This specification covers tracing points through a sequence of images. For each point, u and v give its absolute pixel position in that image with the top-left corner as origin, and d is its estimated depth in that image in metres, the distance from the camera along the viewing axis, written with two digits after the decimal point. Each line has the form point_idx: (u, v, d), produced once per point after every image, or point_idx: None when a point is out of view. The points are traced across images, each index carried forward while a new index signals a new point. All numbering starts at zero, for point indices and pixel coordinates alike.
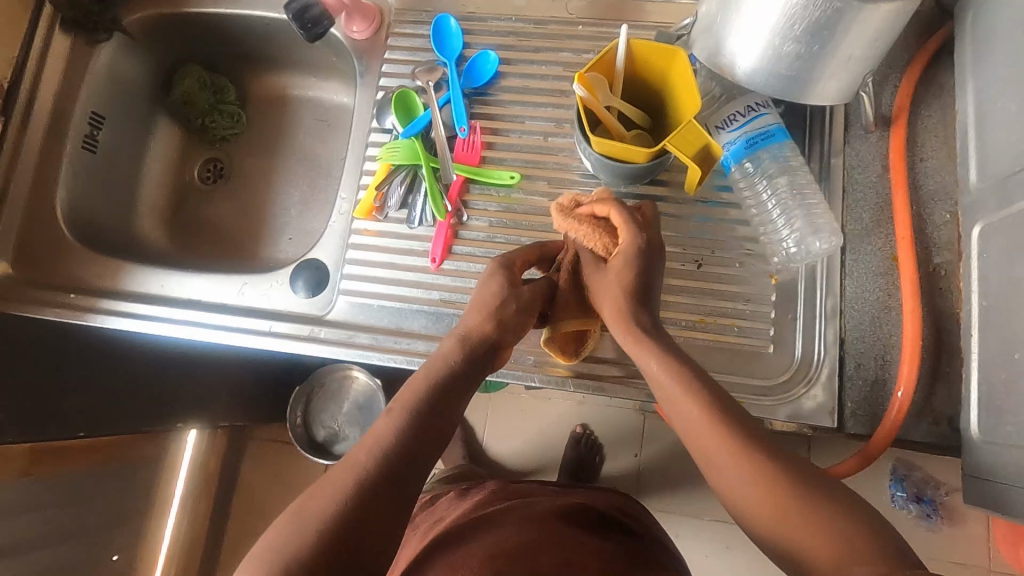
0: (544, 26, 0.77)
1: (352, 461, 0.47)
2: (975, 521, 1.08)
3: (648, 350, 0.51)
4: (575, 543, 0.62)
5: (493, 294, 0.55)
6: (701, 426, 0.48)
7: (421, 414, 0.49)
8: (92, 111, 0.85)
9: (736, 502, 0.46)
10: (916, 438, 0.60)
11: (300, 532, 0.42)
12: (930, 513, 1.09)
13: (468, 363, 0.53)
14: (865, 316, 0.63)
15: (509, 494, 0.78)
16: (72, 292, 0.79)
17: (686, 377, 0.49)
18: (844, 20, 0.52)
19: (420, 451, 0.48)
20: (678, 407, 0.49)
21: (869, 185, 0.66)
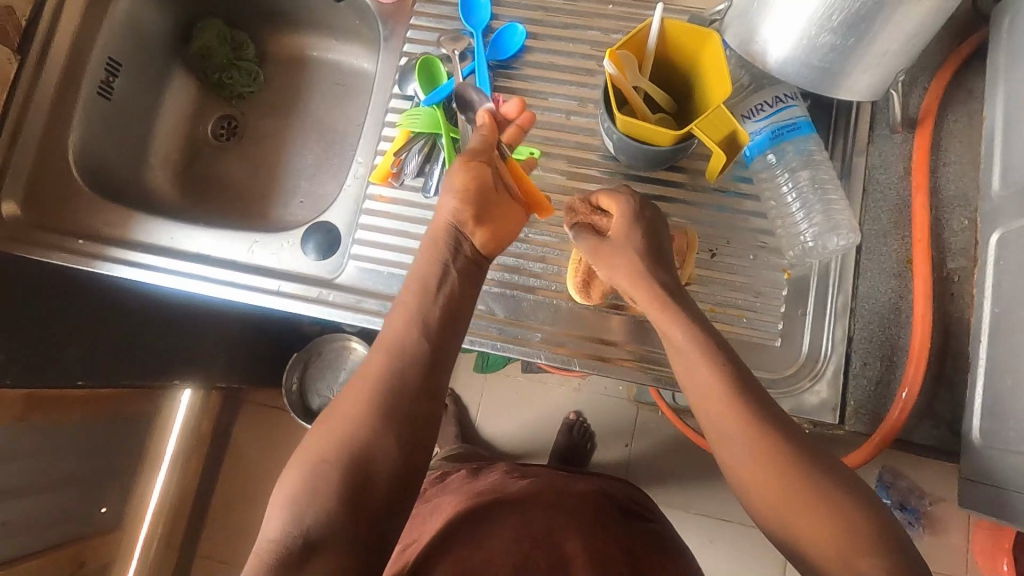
0: (573, 3, 0.76)
1: (365, 373, 0.52)
2: (957, 532, 1.09)
3: (678, 323, 0.53)
4: (597, 529, 0.64)
5: (456, 173, 0.59)
6: (723, 404, 0.49)
7: (418, 317, 0.54)
8: (110, 57, 0.83)
9: (742, 487, 0.48)
10: (916, 439, 0.60)
11: (328, 450, 0.48)
12: (913, 521, 1.10)
13: (452, 252, 0.57)
14: (874, 317, 0.63)
15: (521, 473, 0.79)
16: (80, 238, 0.78)
17: (713, 351, 0.51)
18: (882, 13, 0.52)
19: (419, 370, 0.52)
20: (711, 396, 0.50)
21: (889, 186, 0.66)
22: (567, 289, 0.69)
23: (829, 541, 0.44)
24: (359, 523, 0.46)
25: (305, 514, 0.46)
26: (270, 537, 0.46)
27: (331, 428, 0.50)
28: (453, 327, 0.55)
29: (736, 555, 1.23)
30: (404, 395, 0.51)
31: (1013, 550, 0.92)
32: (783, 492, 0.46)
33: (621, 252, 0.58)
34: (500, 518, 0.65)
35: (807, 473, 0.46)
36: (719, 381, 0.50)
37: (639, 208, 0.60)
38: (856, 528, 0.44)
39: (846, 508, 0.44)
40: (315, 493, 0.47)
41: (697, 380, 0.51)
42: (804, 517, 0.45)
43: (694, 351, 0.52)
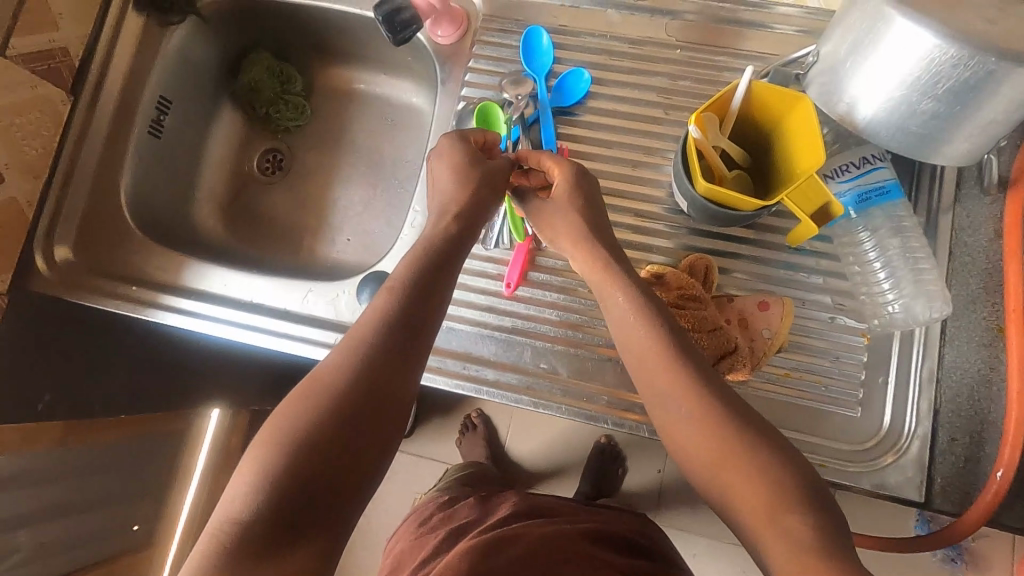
0: (638, 46, 0.73)
1: (343, 345, 0.51)
2: (1001, 570, 1.06)
3: (619, 288, 0.57)
4: (602, 562, 0.63)
5: (449, 157, 0.63)
6: (654, 359, 0.53)
7: (402, 289, 0.53)
8: (161, 95, 0.82)
9: (679, 449, 0.51)
10: (1010, 522, 0.57)
11: (301, 425, 0.46)
12: (955, 557, 1.07)
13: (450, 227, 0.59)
14: (963, 389, 0.60)
15: (531, 506, 0.78)
16: (132, 284, 0.77)
17: (646, 310, 0.55)
18: (995, 83, 0.49)
19: (398, 339, 0.51)
20: (644, 353, 0.54)
21: (978, 250, 0.63)
22: None
23: (760, 500, 0.46)
24: (323, 501, 0.44)
25: (268, 484, 0.44)
26: (231, 515, 0.43)
27: (302, 395, 0.48)
28: (436, 299, 0.54)
29: None
30: (382, 367, 0.50)
31: None
32: (716, 449, 0.48)
33: (557, 213, 0.62)
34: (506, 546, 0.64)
35: (737, 439, 0.48)
36: (653, 339, 0.53)
37: (578, 175, 0.62)
38: (786, 487, 0.45)
39: (778, 469, 0.46)
40: (282, 470, 0.44)
41: (633, 339, 0.54)
42: (735, 475, 0.47)
43: (635, 313, 0.55)
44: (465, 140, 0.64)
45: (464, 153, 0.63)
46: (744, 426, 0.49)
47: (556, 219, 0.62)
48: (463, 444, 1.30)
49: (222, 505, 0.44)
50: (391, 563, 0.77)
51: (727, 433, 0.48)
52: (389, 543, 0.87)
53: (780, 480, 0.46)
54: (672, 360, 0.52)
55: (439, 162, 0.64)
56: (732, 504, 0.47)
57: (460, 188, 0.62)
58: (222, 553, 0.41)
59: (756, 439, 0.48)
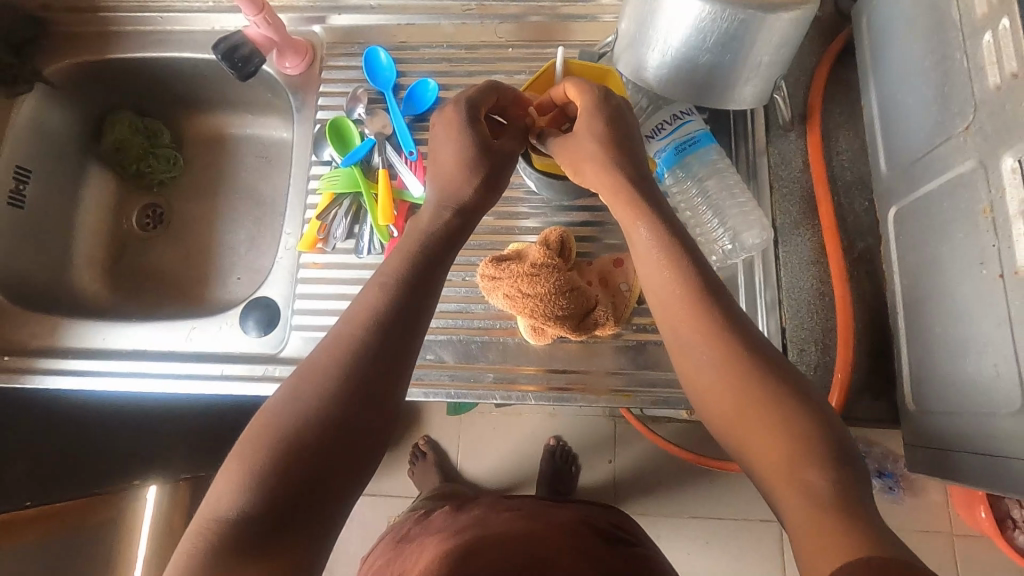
0: (475, 51, 0.79)
1: (334, 342, 0.48)
2: (935, 490, 1.15)
3: (643, 220, 0.54)
4: (582, 551, 0.64)
5: (447, 121, 0.59)
6: (680, 299, 0.51)
7: (397, 281, 0.51)
8: (17, 165, 0.82)
9: (707, 406, 0.48)
10: (860, 414, 0.63)
11: (293, 424, 0.44)
12: (893, 486, 1.14)
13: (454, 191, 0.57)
14: (802, 305, 0.67)
15: (503, 506, 0.79)
16: (6, 354, 0.75)
17: (676, 253, 0.52)
18: (750, 30, 0.56)
19: (394, 337, 0.49)
20: (668, 308, 0.51)
21: (793, 180, 0.70)
22: (510, 326, 0.70)
23: (789, 463, 0.43)
24: (314, 501, 0.42)
25: (256, 479, 0.42)
26: (219, 515, 0.41)
27: (293, 390, 0.46)
28: (428, 290, 0.52)
29: (738, 553, 1.23)
30: (376, 358, 0.48)
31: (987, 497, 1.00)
32: (729, 382, 0.47)
33: (584, 142, 0.57)
34: (489, 544, 0.64)
35: (770, 399, 0.45)
36: (676, 279, 0.51)
37: (604, 95, 0.58)
38: (808, 443, 0.43)
39: (801, 425, 0.44)
40: (271, 472, 0.42)
41: (660, 278, 0.52)
42: (758, 434, 0.45)
43: (667, 268, 0.52)
44: (471, 97, 0.59)
45: (467, 114, 0.58)
46: (773, 381, 0.46)
47: (580, 151, 0.58)
48: (416, 473, 1.28)
49: (207, 504, 0.42)
50: None
51: (750, 388, 0.46)
52: (364, 563, 0.86)
53: (804, 443, 0.43)
54: (700, 313, 0.49)
55: (441, 127, 0.60)
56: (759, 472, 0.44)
57: (466, 152, 0.57)
58: (208, 556, 0.39)
59: (789, 406, 0.44)
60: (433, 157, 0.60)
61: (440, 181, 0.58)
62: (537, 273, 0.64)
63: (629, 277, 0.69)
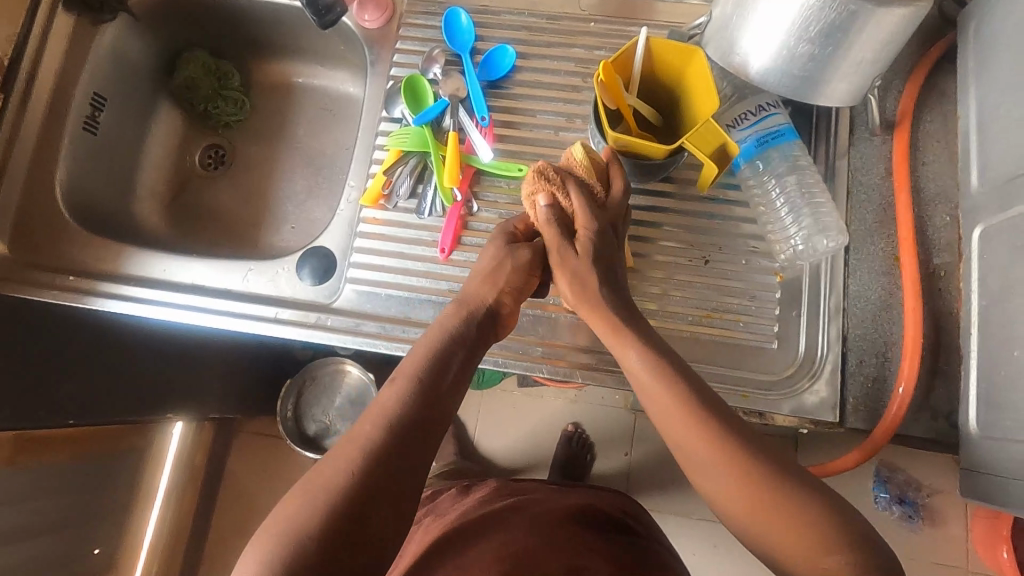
0: (556, 21, 0.77)
1: (355, 438, 0.47)
2: (955, 523, 1.11)
3: (631, 346, 0.54)
4: (582, 546, 0.62)
5: (505, 255, 0.59)
6: (671, 410, 0.51)
7: (421, 386, 0.50)
8: (95, 92, 0.83)
9: (711, 495, 0.49)
10: (915, 433, 0.61)
11: (300, 527, 0.43)
12: (912, 514, 1.11)
13: (470, 324, 0.56)
14: (867, 315, 0.65)
15: (512, 488, 0.78)
16: (70, 274, 0.77)
17: (668, 372, 0.52)
18: (857, 23, 0.54)
19: (416, 438, 0.48)
20: (665, 408, 0.51)
21: (872, 187, 0.68)
22: (563, 303, 0.70)
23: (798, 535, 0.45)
24: None
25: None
26: None
27: (301, 491, 0.45)
28: (455, 395, 0.52)
29: (745, 560, 1.22)
30: (404, 444, 0.47)
31: (1010, 537, 0.96)
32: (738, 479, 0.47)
33: (584, 273, 0.57)
34: (485, 539, 0.63)
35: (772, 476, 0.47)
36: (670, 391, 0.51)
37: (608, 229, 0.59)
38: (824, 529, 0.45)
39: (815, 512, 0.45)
40: (291, 566, 0.42)
41: (649, 392, 0.52)
42: (778, 521, 0.46)
43: (654, 380, 0.52)
44: (534, 251, 0.60)
45: (519, 269, 0.59)
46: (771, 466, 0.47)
47: (576, 276, 0.58)
48: None
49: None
50: None
51: (761, 478, 0.47)
52: None
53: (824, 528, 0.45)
54: (699, 417, 0.49)
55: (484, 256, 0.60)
56: (775, 551, 0.46)
57: (494, 280, 0.58)
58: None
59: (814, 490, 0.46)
60: (468, 282, 0.59)
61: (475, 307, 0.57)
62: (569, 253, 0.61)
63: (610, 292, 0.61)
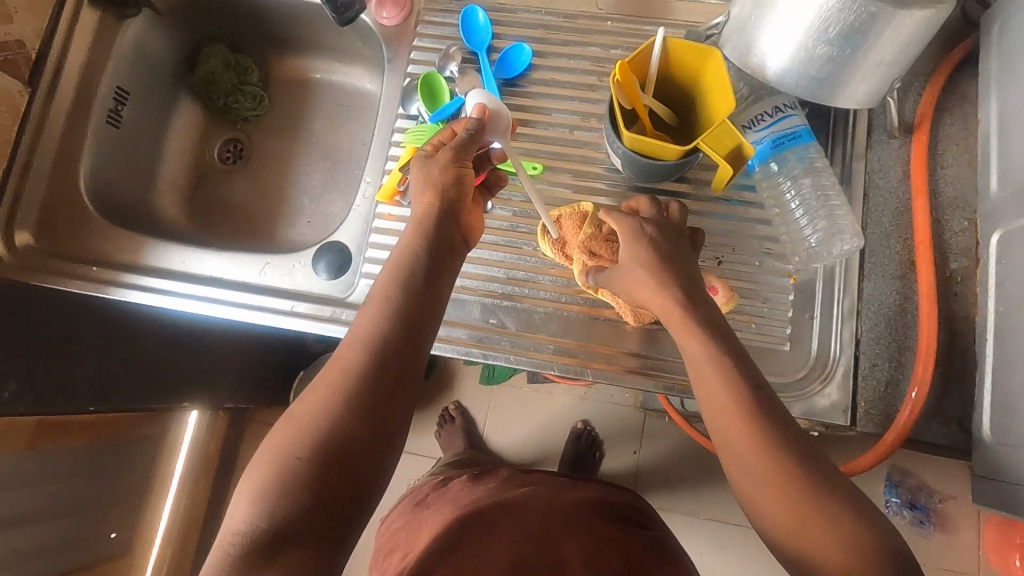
0: (573, 20, 0.77)
1: (338, 376, 0.50)
2: (968, 530, 1.09)
3: (695, 338, 0.53)
4: (593, 533, 0.64)
5: (432, 170, 0.60)
6: (730, 415, 0.50)
7: (389, 313, 0.53)
8: (118, 86, 0.85)
9: (754, 506, 0.49)
10: (927, 438, 0.61)
11: (295, 452, 0.47)
12: (923, 520, 1.10)
13: (436, 241, 0.58)
14: (881, 319, 0.64)
15: (523, 479, 0.78)
16: (93, 264, 0.79)
17: (728, 368, 0.51)
18: (877, 25, 0.53)
19: (389, 381, 0.51)
20: (715, 399, 0.51)
21: (890, 190, 0.67)
22: (574, 300, 0.70)
23: (824, 546, 0.46)
24: (320, 521, 0.45)
25: (268, 507, 0.45)
26: (233, 529, 0.45)
27: (296, 426, 0.48)
28: (426, 319, 0.55)
29: (753, 561, 1.22)
30: (379, 392, 0.50)
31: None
32: (783, 496, 0.47)
33: (627, 272, 0.59)
34: (499, 520, 0.64)
35: (812, 495, 0.47)
36: (726, 386, 0.51)
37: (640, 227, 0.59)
38: (857, 546, 0.45)
39: (845, 529, 0.46)
40: (276, 482, 0.46)
41: (713, 391, 0.51)
42: (808, 536, 0.46)
43: (717, 373, 0.52)
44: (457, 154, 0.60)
45: (454, 171, 0.60)
46: (812, 481, 0.47)
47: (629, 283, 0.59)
48: (442, 437, 1.30)
49: (226, 519, 0.46)
50: (384, 544, 0.76)
51: (799, 497, 0.47)
52: (382, 523, 0.86)
53: (853, 543, 0.45)
54: (749, 422, 0.49)
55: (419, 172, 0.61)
56: (803, 558, 0.47)
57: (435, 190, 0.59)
58: (227, 562, 0.43)
59: (849, 504, 0.47)
60: (415, 200, 0.60)
61: (430, 226, 0.58)
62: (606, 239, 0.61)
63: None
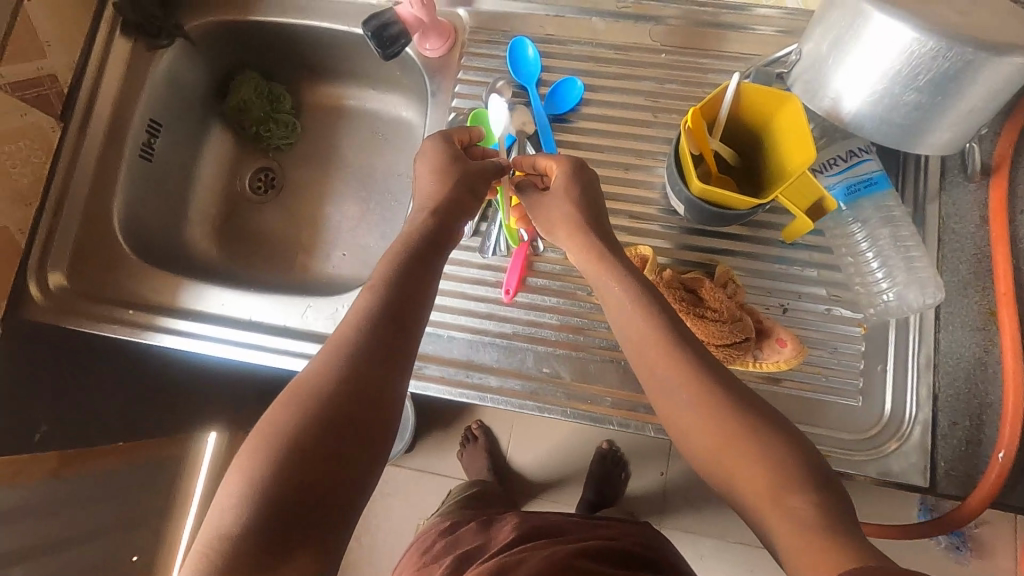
0: (625, 52, 0.74)
1: (327, 349, 0.48)
2: (1004, 555, 1.05)
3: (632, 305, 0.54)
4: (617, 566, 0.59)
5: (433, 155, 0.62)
6: (665, 364, 0.51)
7: (381, 289, 0.52)
8: (150, 118, 0.82)
9: (705, 464, 0.48)
10: (1014, 501, 0.58)
11: (287, 430, 0.44)
12: (959, 545, 1.07)
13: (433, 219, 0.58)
14: (959, 373, 0.61)
15: (537, 523, 0.73)
16: (129, 307, 0.77)
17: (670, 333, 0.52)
18: (973, 73, 0.50)
19: (377, 347, 0.48)
20: (656, 360, 0.52)
21: (966, 236, 0.64)
22: None
23: (764, 479, 0.44)
24: (314, 505, 0.42)
25: (259, 490, 0.41)
26: (219, 530, 0.41)
27: (284, 405, 0.45)
28: (419, 292, 0.53)
29: None
30: (370, 362, 0.48)
31: None
32: (716, 436, 0.47)
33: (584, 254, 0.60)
34: (529, 556, 0.60)
35: (751, 429, 0.46)
36: (657, 338, 0.52)
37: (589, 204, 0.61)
38: (789, 469, 0.44)
39: (780, 458, 0.45)
40: (263, 462, 0.42)
41: (652, 349, 0.52)
42: (746, 470, 0.45)
43: (653, 331, 0.52)
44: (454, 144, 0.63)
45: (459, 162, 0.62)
46: (750, 417, 0.47)
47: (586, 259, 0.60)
48: (463, 458, 1.25)
49: (210, 515, 0.42)
50: None
51: (734, 430, 0.47)
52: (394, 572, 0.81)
53: (783, 463, 0.44)
54: (698, 374, 0.50)
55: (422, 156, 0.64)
56: (751, 505, 0.45)
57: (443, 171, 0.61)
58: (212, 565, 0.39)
59: (776, 430, 0.46)
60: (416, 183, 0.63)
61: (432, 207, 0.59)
62: (550, 192, 0.62)
63: (774, 357, 0.62)
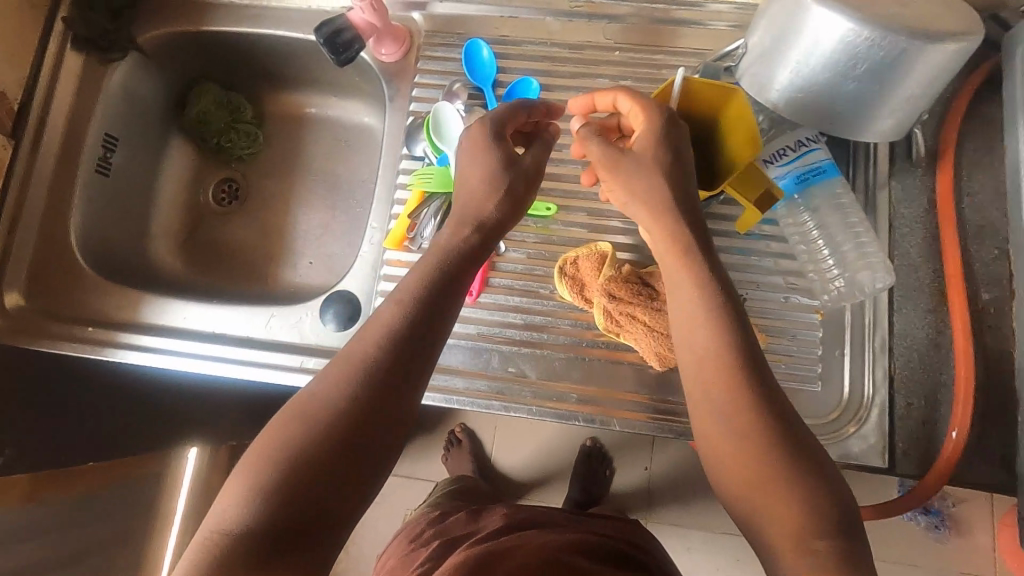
0: (580, 51, 0.75)
1: (346, 365, 0.48)
2: (982, 533, 1.07)
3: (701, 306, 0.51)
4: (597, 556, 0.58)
5: (479, 148, 0.58)
6: (715, 374, 0.49)
7: (409, 304, 0.50)
8: (106, 133, 0.82)
9: (717, 469, 0.49)
10: (970, 478, 0.59)
11: (299, 447, 0.44)
12: (938, 524, 1.09)
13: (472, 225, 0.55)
14: (913, 354, 0.63)
15: (521, 513, 0.73)
16: (89, 325, 0.76)
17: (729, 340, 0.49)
18: (908, 61, 0.52)
19: (397, 370, 0.48)
20: (708, 364, 0.50)
21: (916, 220, 0.65)
22: (594, 344, 0.68)
23: (785, 517, 0.45)
24: (313, 522, 0.43)
25: (262, 503, 0.42)
26: (223, 526, 0.42)
27: (296, 418, 0.46)
28: (447, 308, 0.51)
29: None
30: (387, 389, 0.47)
31: None
32: (740, 453, 0.47)
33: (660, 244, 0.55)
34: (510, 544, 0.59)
35: (776, 453, 0.46)
36: (712, 344, 0.50)
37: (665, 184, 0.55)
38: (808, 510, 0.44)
39: (805, 494, 0.45)
40: (269, 476, 0.43)
41: (703, 360, 0.50)
42: (768, 497, 0.46)
43: (710, 338, 0.50)
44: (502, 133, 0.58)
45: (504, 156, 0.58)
46: (780, 438, 0.47)
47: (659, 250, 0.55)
48: (449, 461, 1.26)
49: (213, 510, 0.44)
50: None
51: (758, 452, 0.47)
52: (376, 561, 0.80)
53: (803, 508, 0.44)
54: (731, 379, 0.49)
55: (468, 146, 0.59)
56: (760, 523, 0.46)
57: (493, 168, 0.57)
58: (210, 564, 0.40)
59: (803, 460, 0.46)
60: (464, 176, 0.59)
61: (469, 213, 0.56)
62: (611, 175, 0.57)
63: None
